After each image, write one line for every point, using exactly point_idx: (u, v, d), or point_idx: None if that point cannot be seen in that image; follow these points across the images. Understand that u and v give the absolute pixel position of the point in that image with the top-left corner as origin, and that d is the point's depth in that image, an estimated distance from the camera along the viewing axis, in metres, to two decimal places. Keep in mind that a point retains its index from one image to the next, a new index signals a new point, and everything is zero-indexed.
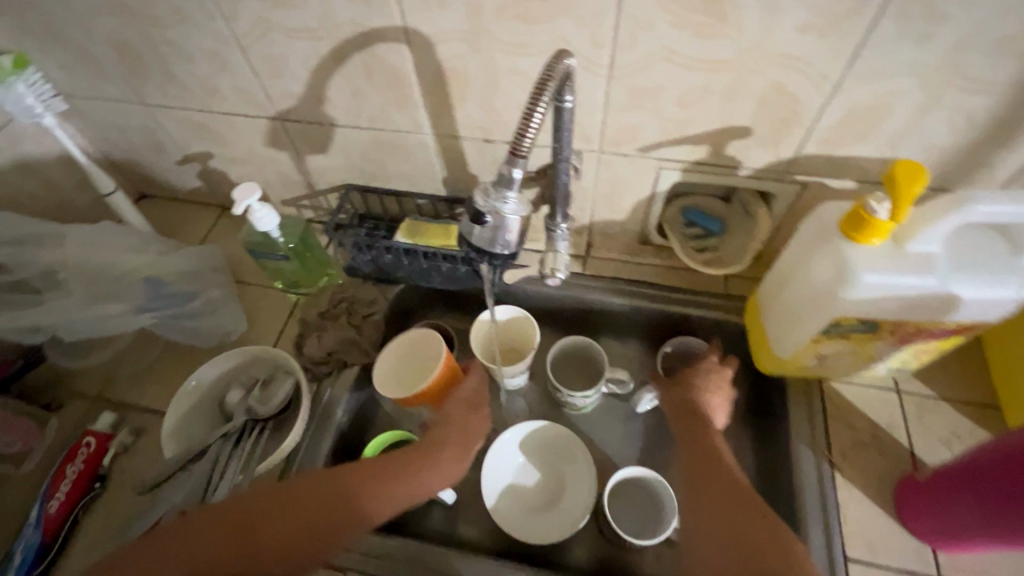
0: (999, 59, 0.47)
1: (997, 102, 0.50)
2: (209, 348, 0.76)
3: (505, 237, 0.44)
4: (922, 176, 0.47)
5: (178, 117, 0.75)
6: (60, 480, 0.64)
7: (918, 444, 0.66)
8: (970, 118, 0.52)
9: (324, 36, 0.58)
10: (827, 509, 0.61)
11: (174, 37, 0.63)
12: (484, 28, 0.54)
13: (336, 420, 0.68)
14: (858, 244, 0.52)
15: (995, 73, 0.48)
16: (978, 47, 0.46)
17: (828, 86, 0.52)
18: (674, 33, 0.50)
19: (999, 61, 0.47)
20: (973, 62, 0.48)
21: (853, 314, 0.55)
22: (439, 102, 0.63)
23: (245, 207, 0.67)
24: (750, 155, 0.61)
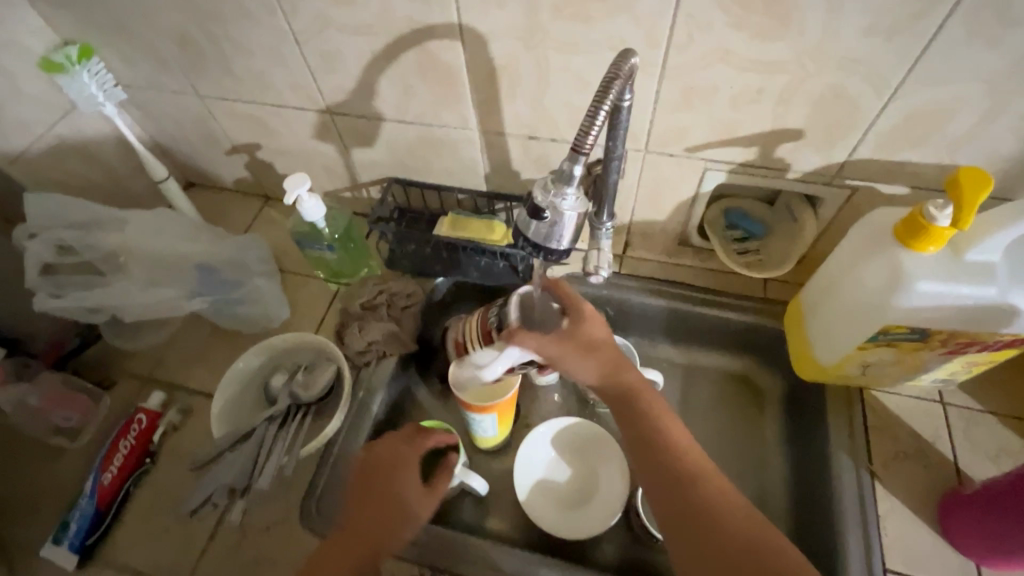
0: None
1: None
2: (253, 334, 0.79)
3: (559, 234, 0.45)
4: (987, 184, 0.46)
5: (231, 108, 0.77)
6: (114, 454, 0.67)
7: (964, 458, 0.64)
8: None
9: (380, 32, 0.60)
10: (867, 518, 0.60)
11: (234, 31, 0.65)
12: (539, 26, 0.54)
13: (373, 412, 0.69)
14: (913, 251, 0.51)
15: None
16: None
17: (888, 90, 0.51)
18: (732, 34, 0.50)
19: None
20: None
21: (904, 322, 0.54)
22: (488, 99, 0.64)
23: (294, 197, 0.69)
24: (800, 159, 0.61)
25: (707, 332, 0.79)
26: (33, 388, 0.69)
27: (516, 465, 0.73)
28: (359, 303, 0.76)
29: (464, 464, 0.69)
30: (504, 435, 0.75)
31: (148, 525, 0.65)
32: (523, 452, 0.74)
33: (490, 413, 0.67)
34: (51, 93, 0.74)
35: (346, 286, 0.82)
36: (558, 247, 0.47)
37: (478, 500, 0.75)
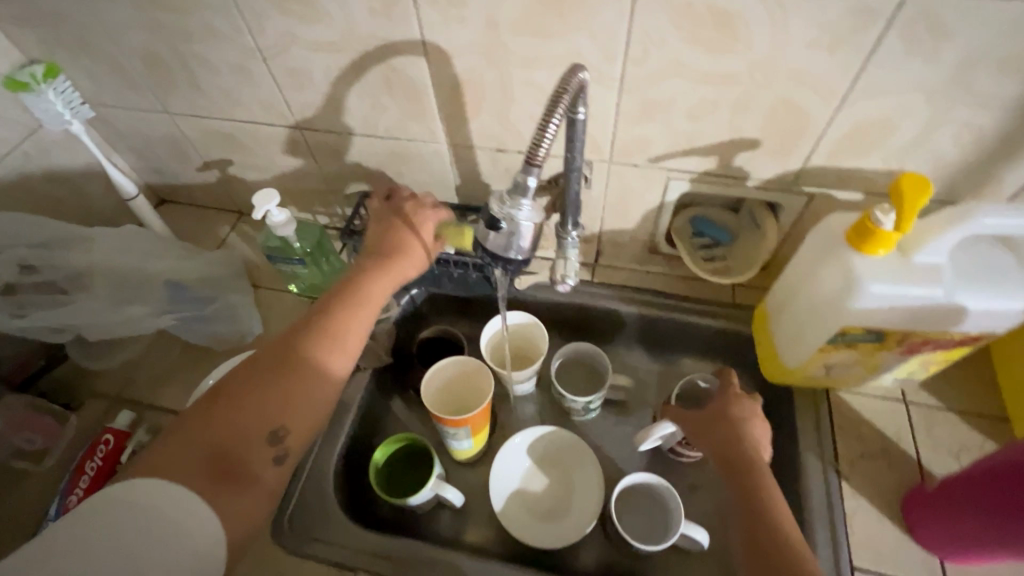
0: (1005, 76, 0.48)
1: (1003, 118, 0.51)
2: (225, 350, 0.78)
3: (519, 244, 0.46)
4: (928, 190, 0.48)
5: (200, 125, 0.77)
6: (79, 476, 0.65)
7: (926, 456, 0.66)
8: (977, 134, 0.53)
9: (346, 48, 0.60)
10: (834, 517, 0.62)
11: (201, 48, 0.65)
12: (500, 42, 0.56)
13: (348, 423, 0.71)
14: (864, 255, 0.53)
15: (1001, 90, 0.49)
16: (983, 65, 0.48)
17: (836, 100, 0.53)
18: (685, 48, 0.52)
19: (1004, 78, 0.48)
20: (979, 79, 0.49)
21: (860, 324, 0.55)
22: (454, 113, 0.65)
23: (263, 213, 0.69)
24: (758, 167, 0.62)
25: (679, 338, 0.81)
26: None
27: (492, 477, 0.73)
28: None
29: (438, 476, 0.68)
30: (480, 446, 0.75)
31: None
32: (498, 464, 0.74)
33: (465, 425, 0.67)
34: (17, 111, 0.74)
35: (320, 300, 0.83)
36: (519, 257, 0.47)
37: (455, 512, 0.75)
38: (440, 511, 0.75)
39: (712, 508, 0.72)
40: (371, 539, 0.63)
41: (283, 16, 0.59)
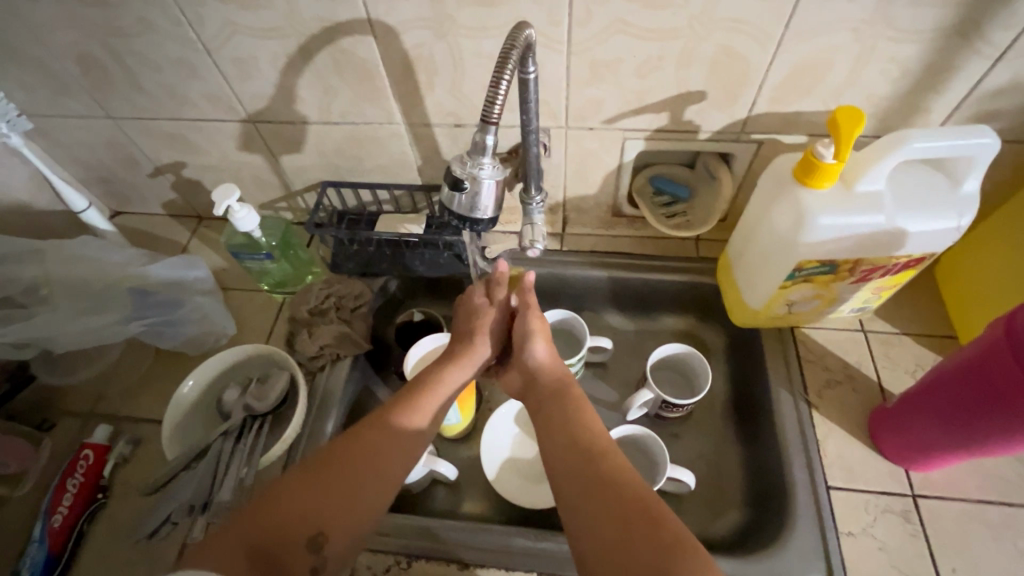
0: (921, 9, 0.51)
1: (925, 50, 0.55)
2: (200, 354, 0.77)
3: (483, 203, 0.47)
4: (861, 119, 0.51)
5: (148, 128, 0.76)
6: (62, 494, 0.64)
7: (886, 377, 0.70)
8: (903, 68, 0.57)
9: (291, 34, 0.60)
10: (807, 443, 0.65)
11: (140, 46, 0.64)
12: (446, 14, 0.56)
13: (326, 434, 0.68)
14: (811, 189, 0.56)
15: (920, 22, 0.52)
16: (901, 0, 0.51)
17: (772, 45, 0.56)
18: (625, 5, 0.54)
19: (921, 10, 0.51)
20: (899, 14, 0.52)
21: (814, 257, 0.59)
22: (408, 91, 0.66)
23: (225, 208, 0.68)
24: (707, 119, 0.65)
25: (649, 295, 0.83)
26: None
27: (481, 449, 0.75)
28: (306, 310, 0.76)
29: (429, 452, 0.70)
30: (468, 419, 0.76)
31: (108, 560, 0.63)
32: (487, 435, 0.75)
33: None
34: None
35: (292, 295, 0.82)
36: (485, 217, 0.49)
37: (450, 486, 0.76)
38: (435, 488, 0.76)
39: (696, 452, 0.76)
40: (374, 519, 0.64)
41: (221, 4, 0.58)
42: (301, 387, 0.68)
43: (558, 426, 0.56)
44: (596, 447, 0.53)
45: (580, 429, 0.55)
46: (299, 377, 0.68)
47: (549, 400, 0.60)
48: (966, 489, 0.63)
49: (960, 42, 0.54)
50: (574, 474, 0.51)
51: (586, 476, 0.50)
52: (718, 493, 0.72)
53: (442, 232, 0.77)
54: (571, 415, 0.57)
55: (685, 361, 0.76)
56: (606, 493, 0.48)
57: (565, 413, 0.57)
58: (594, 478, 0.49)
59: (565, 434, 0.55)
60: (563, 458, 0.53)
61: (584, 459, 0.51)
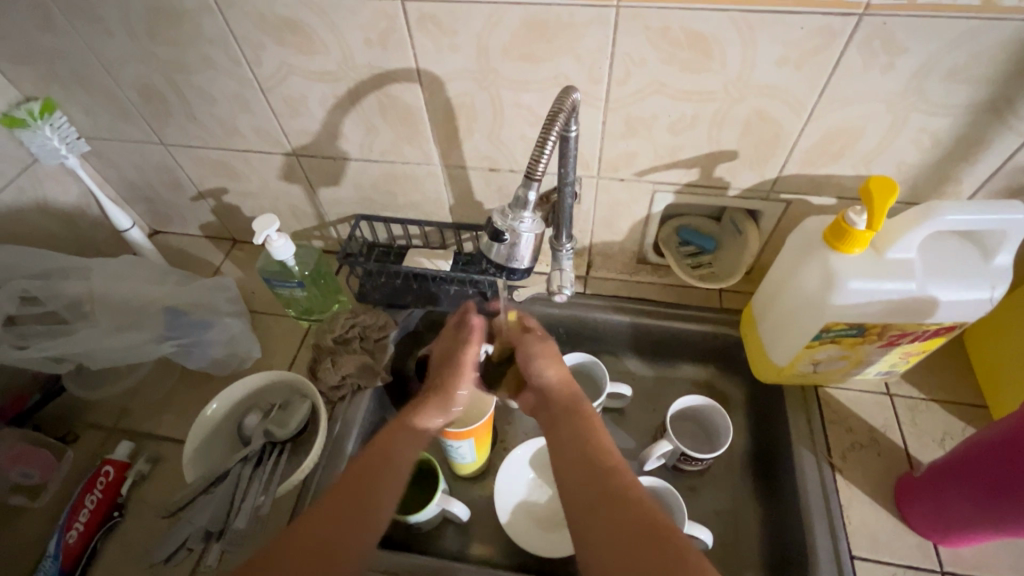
0: (954, 86, 0.53)
1: (957, 124, 0.56)
2: (224, 375, 0.78)
3: (520, 254, 0.49)
4: (894, 190, 0.52)
5: (196, 155, 0.79)
6: (79, 510, 0.64)
7: (913, 445, 0.69)
8: (934, 139, 0.58)
9: (342, 78, 0.63)
10: (831, 509, 0.64)
11: (199, 81, 0.68)
12: (491, 68, 0.59)
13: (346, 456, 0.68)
14: (841, 253, 0.56)
15: (953, 98, 0.54)
16: (934, 77, 0.52)
17: (805, 112, 0.58)
18: (664, 68, 0.56)
19: (954, 87, 0.53)
20: (932, 89, 0.53)
21: (842, 319, 0.59)
22: (448, 136, 0.68)
23: (264, 237, 0.70)
24: (738, 177, 0.66)
25: (670, 344, 0.83)
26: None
27: (495, 491, 0.74)
28: (330, 338, 0.76)
29: (444, 491, 0.70)
30: (484, 459, 0.76)
31: None
32: (501, 478, 0.74)
33: (468, 438, 0.69)
34: (11, 147, 0.75)
35: (317, 322, 0.83)
36: (521, 266, 0.50)
37: (461, 526, 0.75)
38: (446, 528, 0.75)
39: (713, 508, 0.74)
40: (386, 558, 0.63)
41: (280, 48, 0.61)
42: (322, 417, 0.68)
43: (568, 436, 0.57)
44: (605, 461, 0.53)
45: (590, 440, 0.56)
46: (321, 407, 0.69)
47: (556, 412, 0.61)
48: (997, 570, 0.61)
49: (994, 119, 0.55)
50: (581, 483, 0.51)
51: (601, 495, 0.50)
52: (735, 554, 0.70)
53: (468, 271, 0.80)
54: (579, 426, 0.58)
55: (705, 413, 0.76)
56: (620, 515, 0.47)
57: (571, 423, 0.58)
58: (602, 492, 0.50)
59: (574, 444, 0.56)
60: (572, 468, 0.53)
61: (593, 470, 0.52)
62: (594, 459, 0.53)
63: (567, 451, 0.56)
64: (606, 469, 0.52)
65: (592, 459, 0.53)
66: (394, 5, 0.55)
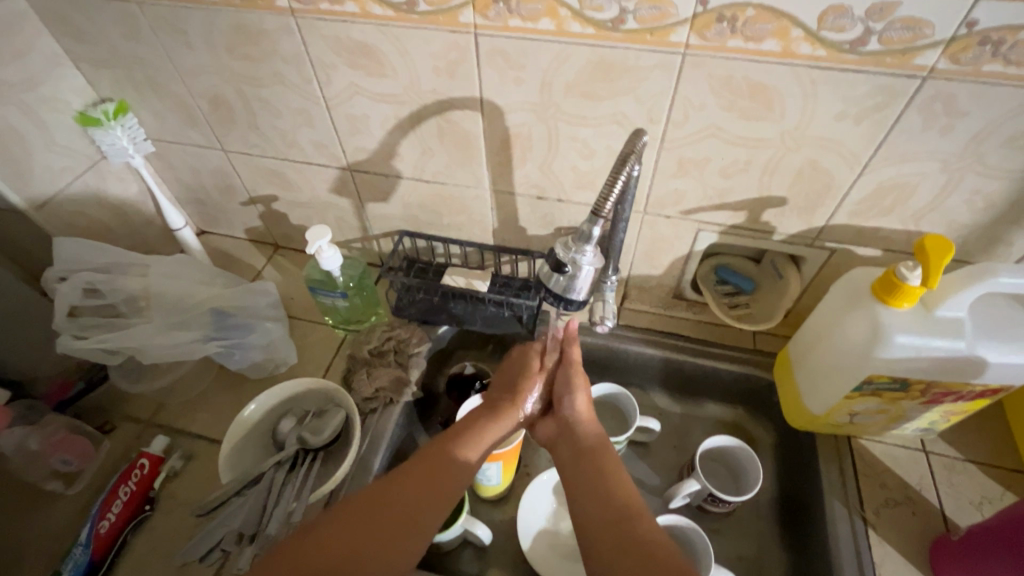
0: (1012, 152, 0.53)
1: (1012, 188, 0.56)
2: (260, 378, 0.80)
3: (578, 287, 0.49)
4: (950, 251, 0.52)
5: (254, 163, 0.82)
6: (112, 501, 0.65)
7: (949, 505, 0.68)
8: (987, 201, 0.58)
9: (406, 101, 0.66)
10: (863, 565, 0.62)
11: (269, 95, 0.71)
12: (553, 102, 0.61)
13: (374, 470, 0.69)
14: (889, 307, 0.56)
15: (1010, 163, 0.54)
16: (993, 142, 0.53)
17: (859, 165, 0.59)
18: (723, 115, 0.57)
19: (1012, 153, 0.53)
20: (990, 153, 0.54)
21: (886, 373, 0.59)
22: (500, 162, 0.70)
23: (315, 247, 0.72)
24: (783, 222, 0.67)
25: (700, 382, 0.83)
26: (35, 431, 0.69)
27: (518, 516, 0.73)
28: (366, 349, 0.78)
29: (468, 512, 0.69)
30: (508, 483, 0.76)
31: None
32: (525, 502, 0.74)
33: (497, 461, 0.68)
34: (83, 144, 0.79)
35: (353, 332, 0.85)
36: (577, 298, 0.51)
37: (480, 549, 0.75)
38: (465, 550, 0.75)
39: (737, 553, 0.73)
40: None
41: (351, 70, 0.64)
42: (356, 429, 0.69)
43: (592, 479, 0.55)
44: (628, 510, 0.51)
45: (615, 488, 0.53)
46: (355, 418, 0.70)
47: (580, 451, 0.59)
48: None
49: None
50: (602, 530, 0.50)
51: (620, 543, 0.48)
52: None
53: (505, 293, 0.82)
54: (604, 468, 0.56)
55: (735, 456, 0.75)
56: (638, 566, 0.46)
57: (596, 465, 0.57)
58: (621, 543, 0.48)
59: (599, 488, 0.54)
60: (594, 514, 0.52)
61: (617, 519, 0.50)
62: (617, 509, 0.51)
63: (591, 504, 0.53)
64: (628, 518, 0.50)
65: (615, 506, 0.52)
66: (466, 37, 0.57)
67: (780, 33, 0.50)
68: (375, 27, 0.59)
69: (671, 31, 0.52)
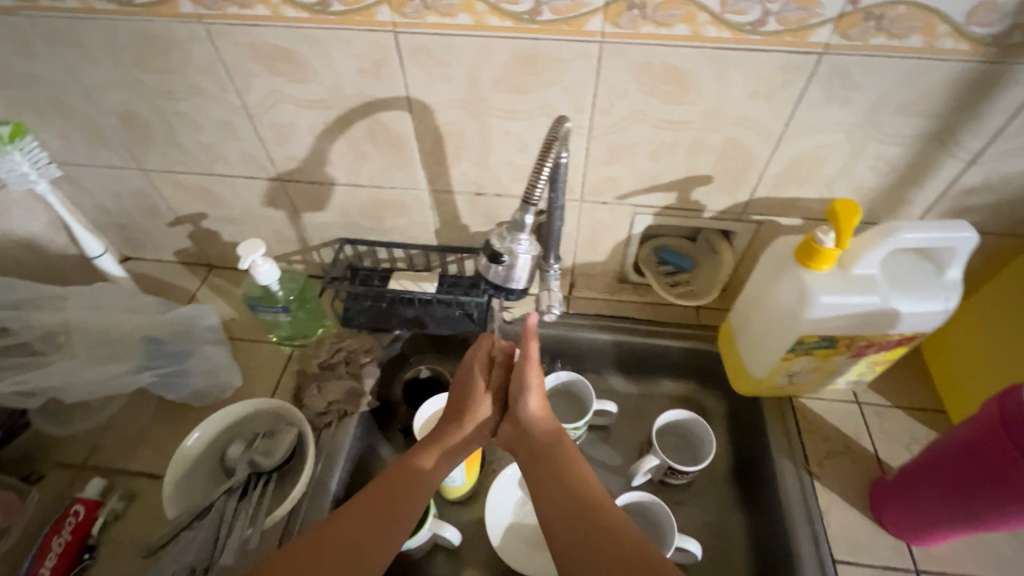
0: (905, 119, 0.58)
1: (908, 152, 0.61)
2: (204, 405, 0.76)
3: (517, 276, 0.51)
4: (858, 212, 0.56)
5: (177, 181, 0.78)
6: (45, 554, 0.60)
7: (883, 450, 0.73)
8: (889, 165, 0.63)
9: (333, 105, 0.64)
10: (812, 515, 0.66)
11: (185, 107, 0.67)
12: (481, 97, 0.61)
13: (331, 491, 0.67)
14: (811, 270, 0.60)
15: (905, 129, 0.59)
16: (887, 110, 0.58)
17: (774, 139, 0.62)
18: (646, 100, 0.60)
19: (905, 119, 0.58)
20: (886, 121, 0.59)
21: (814, 332, 0.62)
22: (436, 161, 0.70)
23: (249, 262, 0.69)
24: (712, 199, 0.70)
25: (652, 361, 0.86)
26: None
27: (486, 512, 0.73)
28: (315, 364, 0.76)
29: (435, 515, 0.69)
30: (473, 481, 0.76)
31: None
32: (491, 498, 0.74)
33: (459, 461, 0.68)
34: None
35: (300, 347, 0.82)
36: (517, 286, 0.52)
37: (452, 552, 0.74)
38: (436, 554, 0.74)
39: (701, 521, 0.76)
40: None
41: (271, 76, 0.62)
42: (310, 445, 0.67)
43: (551, 477, 0.57)
44: (591, 502, 0.54)
45: (579, 482, 0.56)
46: (308, 433, 0.67)
47: (535, 451, 0.61)
48: (966, 565, 0.64)
49: (940, 147, 0.60)
50: (570, 526, 0.52)
51: (591, 534, 0.51)
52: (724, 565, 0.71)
53: (454, 293, 0.81)
54: (562, 463, 0.58)
55: (688, 427, 0.78)
56: (610, 549, 0.49)
57: (554, 461, 0.58)
58: (593, 535, 0.51)
59: (562, 485, 0.56)
60: (561, 514, 0.54)
61: (576, 515, 0.53)
62: (581, 501, 0.54)
63: (558, 502, 0.55)
64: (594, 509, 0.53)
65: (580, 498, 0.54)
66: (387, 36, 0.57)
67: (688, 18, 0.52)
68: (292, 30, 0.57)
69: (587, 20, 0.53)
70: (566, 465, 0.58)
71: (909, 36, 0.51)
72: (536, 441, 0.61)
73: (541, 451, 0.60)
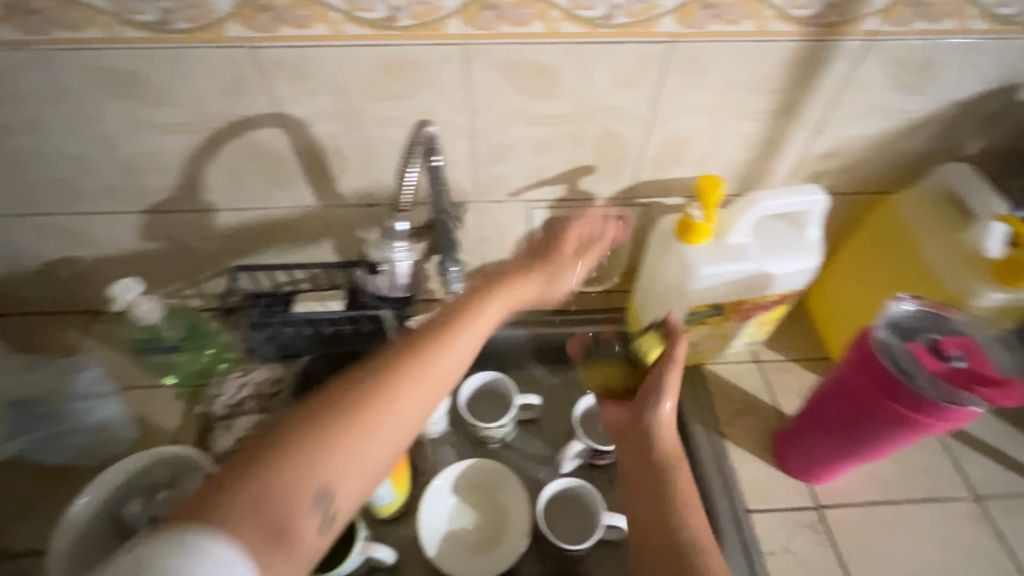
0: (754, 96, 0.63)
1: (763, 126, 0.67)
2: (95, 464, 0.70)
3: None
4: (719, 184, 0.61)
5: (32, 224, 0.71)
6: None
7: (781, 402, 0.79)
8: (749, 140, 0.68)
9: (197, 127, 0.61)
10: (723, 472, 0.71)
11: (26, 143, 0.62)
12: (354, 107, 0.60)
13: None
14: (690, 245, 0.64)
15: (756, 106, 0.64)
16: (737, 90, 0.62)
17: (644, 125, 0.65)
18: (518, 97, 0.61)
19: (754, 97, 0.63)
20: (738, 100, 0.63)
21: (702, 301, 0.67)
22: (320, 176, 0.68)
23: (124, 303, 0.64)
24: (599, 187, 0.73)
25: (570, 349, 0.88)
26: None
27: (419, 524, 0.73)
28: (221, 404, 0.74)
29: (364, 538, 0.67)
30: (403, 495, 0.74)
31: None
32: (423, 509, 0.73)
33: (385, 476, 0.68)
34: None
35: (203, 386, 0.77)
36: None
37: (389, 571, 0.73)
38: None
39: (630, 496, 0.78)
40: None
41: (121, 103, 0.58)
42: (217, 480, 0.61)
43: (638, 471, 0.64)
44: (674, 497, 0.60)
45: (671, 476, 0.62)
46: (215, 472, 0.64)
47: (641, 440, 0.66)
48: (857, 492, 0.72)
49: (788, 119, 0.66)
50: (644, 520, 0.59)
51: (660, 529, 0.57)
52: None
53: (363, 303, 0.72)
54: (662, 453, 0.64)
55: None
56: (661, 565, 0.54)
57: (655, 451, 0.65)
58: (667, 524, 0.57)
59: (663, 475, 0.63)
60: (652, 503, 0.60)
61: (653, 512, 0.59)
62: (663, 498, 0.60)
63: (643, 497, 0.62)
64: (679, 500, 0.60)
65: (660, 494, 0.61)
66: (241, 52, 0.55)
67: (541, 15, 0.54)
68: (135, 51, 0.54)
69: (445, 23, 0.54)
70: (661, 463, 0.63)
71: (739, 21, 0.56)
72: (636, 425, 0.67)
73: (645, 436, 0.66)
